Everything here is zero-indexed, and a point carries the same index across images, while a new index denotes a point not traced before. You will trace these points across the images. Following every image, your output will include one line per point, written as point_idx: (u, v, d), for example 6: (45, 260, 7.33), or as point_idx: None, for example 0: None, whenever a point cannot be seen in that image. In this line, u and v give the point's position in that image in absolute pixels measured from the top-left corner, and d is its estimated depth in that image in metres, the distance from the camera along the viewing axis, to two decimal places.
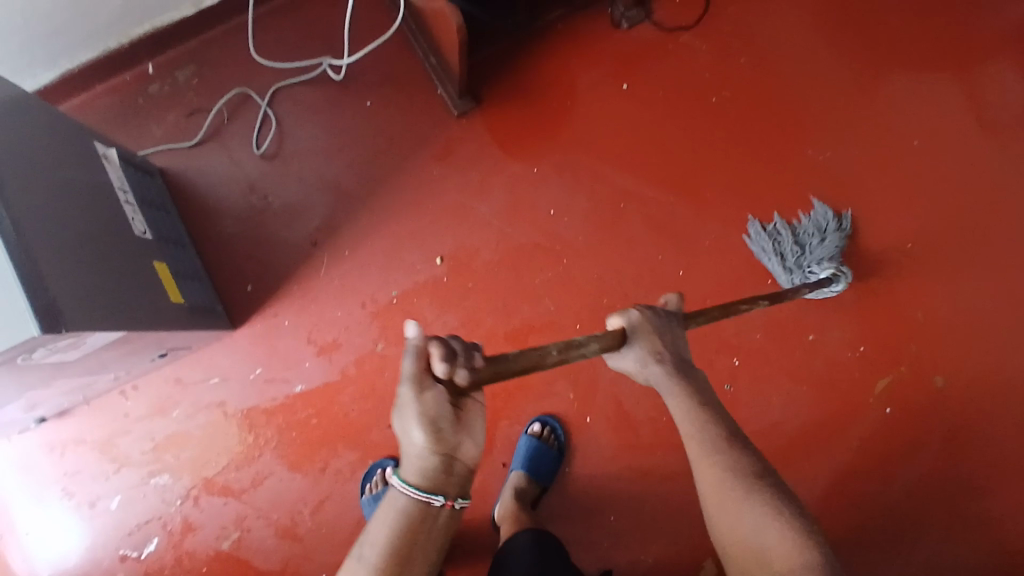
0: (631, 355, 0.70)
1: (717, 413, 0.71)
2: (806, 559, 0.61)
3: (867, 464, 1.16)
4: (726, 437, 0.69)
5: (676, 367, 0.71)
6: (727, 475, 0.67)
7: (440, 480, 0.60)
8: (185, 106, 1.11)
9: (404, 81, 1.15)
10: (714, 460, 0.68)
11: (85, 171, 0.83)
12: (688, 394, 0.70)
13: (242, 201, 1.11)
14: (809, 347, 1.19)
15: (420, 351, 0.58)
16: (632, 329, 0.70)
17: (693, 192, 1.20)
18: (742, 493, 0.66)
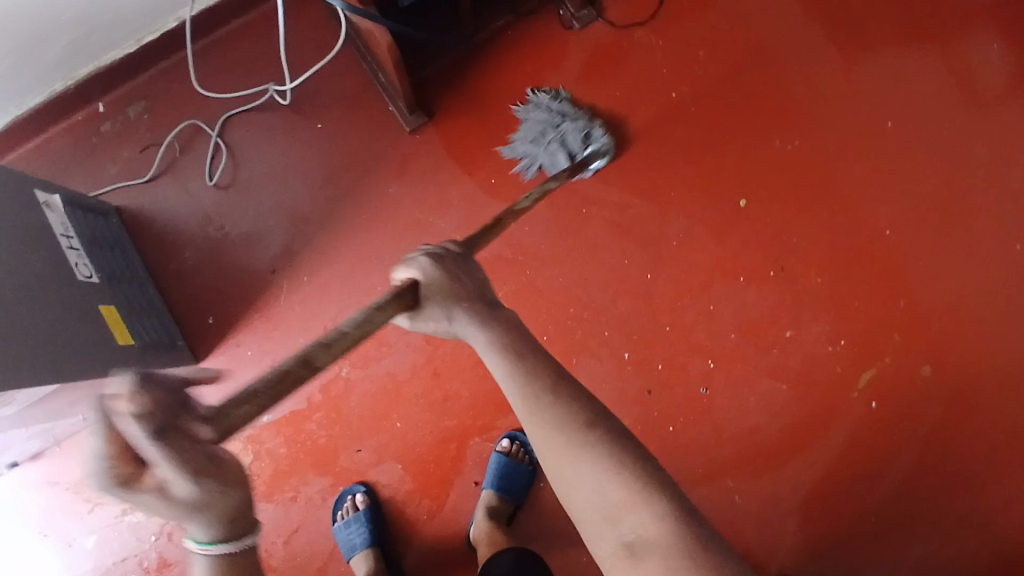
0: (425, 316, 0.60)
1: (533, 350, 0.60)
2: (649, 505, 0.52)
3: (851, 461, 1.12)
4: (549, 379, 0.58)
5: (474, 308, 0.60)
6: (552, 420, 0.55)
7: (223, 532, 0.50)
8: (137, 142, 1.11)
9: (353, 100, 1.14)
10: (529, 400, 0.57)
11: (22, 220, 0.83)
12: (500, 337, 0.60)
13: (198, 232, 1.10)
14: (787, 345, 1.15)
15: (162, 443, 0.41)
16: (418, 286, 0.60)
17: (655, 193, 1.18)
18: (567, 434, 0.55)
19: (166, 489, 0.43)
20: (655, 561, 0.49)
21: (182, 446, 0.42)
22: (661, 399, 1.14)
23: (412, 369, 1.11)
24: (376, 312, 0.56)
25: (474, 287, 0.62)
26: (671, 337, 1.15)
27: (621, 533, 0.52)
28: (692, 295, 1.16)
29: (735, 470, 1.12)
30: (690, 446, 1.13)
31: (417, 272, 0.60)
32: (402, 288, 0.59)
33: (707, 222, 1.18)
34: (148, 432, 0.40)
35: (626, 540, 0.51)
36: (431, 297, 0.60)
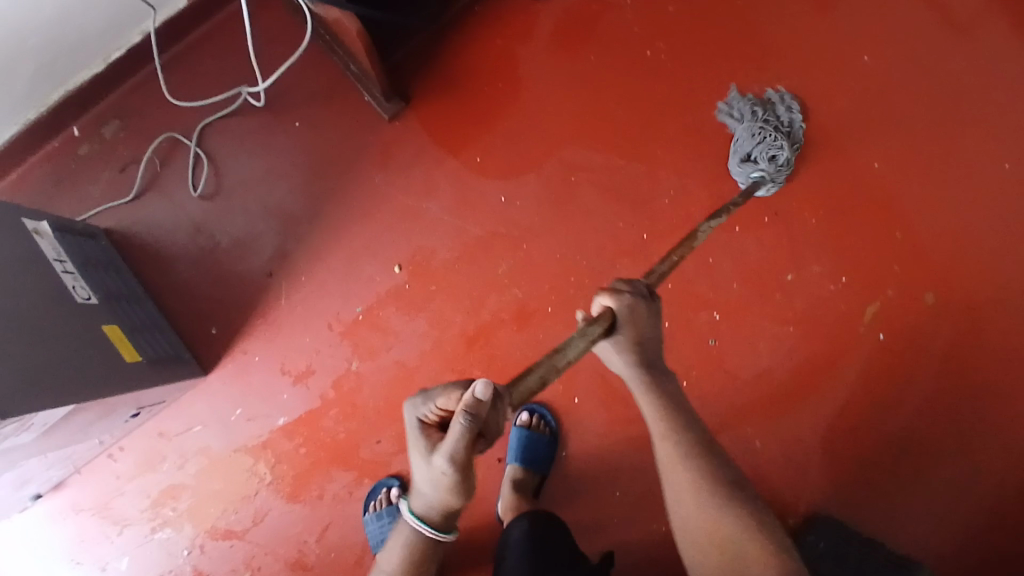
0: (610, 349, 0.74)
1: (683, 414, 0.75)
2: (761, 548, 0.66)
3: (866, 394, 1.13)
4: (695, 441, 0.74)
5: (647, 366, 0.75)
6: (695, 470, 0.72)
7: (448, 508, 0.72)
8: (117, 162, 1.10)
9: (329, 94, 1.13)
10: (675, 450, 0.73)
11: (14, 249, 0.83)
12: (661, 398, 0.75)
13: (190, 245, 1.10)
14: (790, 288, 1.15)
15: (464, 427, 0.60)
16: (616, 318, 0.70)
17: (643, 153, 1.16)
18: (701, 483, 0.71)
19: (432, 459, 0.63)
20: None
21: (463, 444, 0.61)
22: (670, 356, 1.14)
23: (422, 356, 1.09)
24: (580, 334, 0.67)
25: (660, 331, 0.74)
26: (674, 294, 1.15)
27: (744, 568, 0.65)
28: (690, 250, 1.16)
29: (752, 417, 1.13)
30: (705, 399, 1.13)
31: (615, 302, 0.70)
32: (609, 318, 0.70)
33: (699, 175, 1.16)
34: (466, 413, 0.59)
35: (735, 571, 0.66)
36: (624, 328, 0.70)
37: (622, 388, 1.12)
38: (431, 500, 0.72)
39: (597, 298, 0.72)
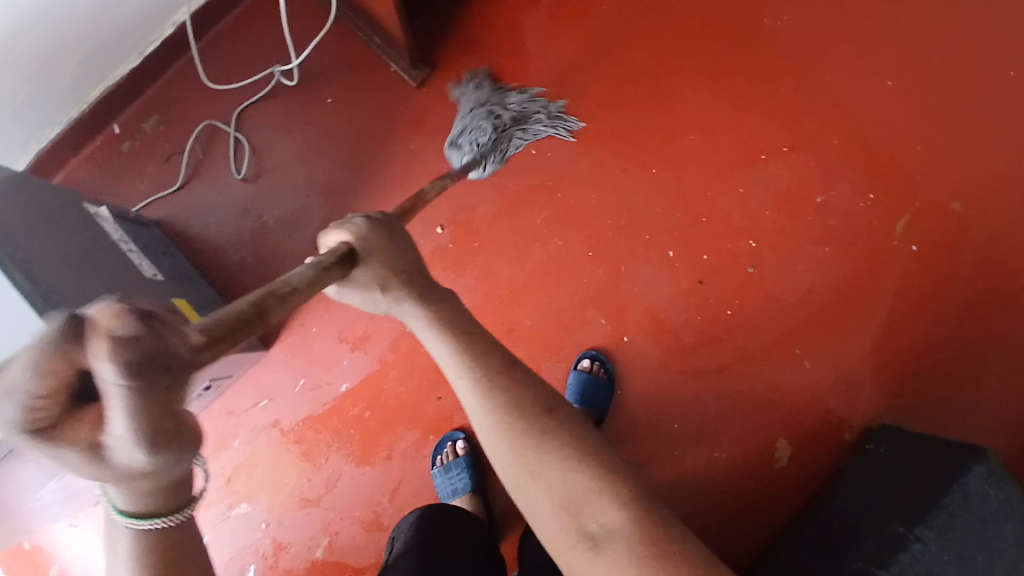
0: (354, 287, 0.55)
1: (480, 336, 0.56)
2: (610, 493, 0.51)
3: (907, 305, 1.16)
4: (497, 366, 0.55)
5: (418, 289, 0.56)
6: (502, 406, 0.54)
7: (176, 507, 0.45)
8: (160, 154, 1.13)
9: (357, 68, 1.16)
10: (478, 392, 0.54)
11: (84, 231, 0.88)
12: (442, 321, 0.56)
13: (239, 227, 1.13)
14: (821, 209, 1.18)
15: (131, 393, 0.28)
16: (357, 249, 0.54)
17: (663, 96, 1.21)
18: (518, 428, 0.53)
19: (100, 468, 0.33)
20: (619, 551, 0.49)
21: (162, 418, 0.30)
22: (713, 287, 1.17)
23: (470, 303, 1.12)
24: (301, 277, 0.49)
25: (417, 254, 0.58)
26: (710, 226, 1.18)
27: (585, 526, 0.51)
28: (720, 182, 1.19)
29: (798, 337, 1.16)
30: (751, 325, 1.16)
31: (353, 235, 0.55)
32: (343, 252, 0.54)
33: (718, 109, 1.21)
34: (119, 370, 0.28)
35: (591, 531, 0.51)
36: (371, 259, 0.55)
37: (670, 322, 1.16)
38: (130, 506, 0.41)
39: (335, 233, 0.56)
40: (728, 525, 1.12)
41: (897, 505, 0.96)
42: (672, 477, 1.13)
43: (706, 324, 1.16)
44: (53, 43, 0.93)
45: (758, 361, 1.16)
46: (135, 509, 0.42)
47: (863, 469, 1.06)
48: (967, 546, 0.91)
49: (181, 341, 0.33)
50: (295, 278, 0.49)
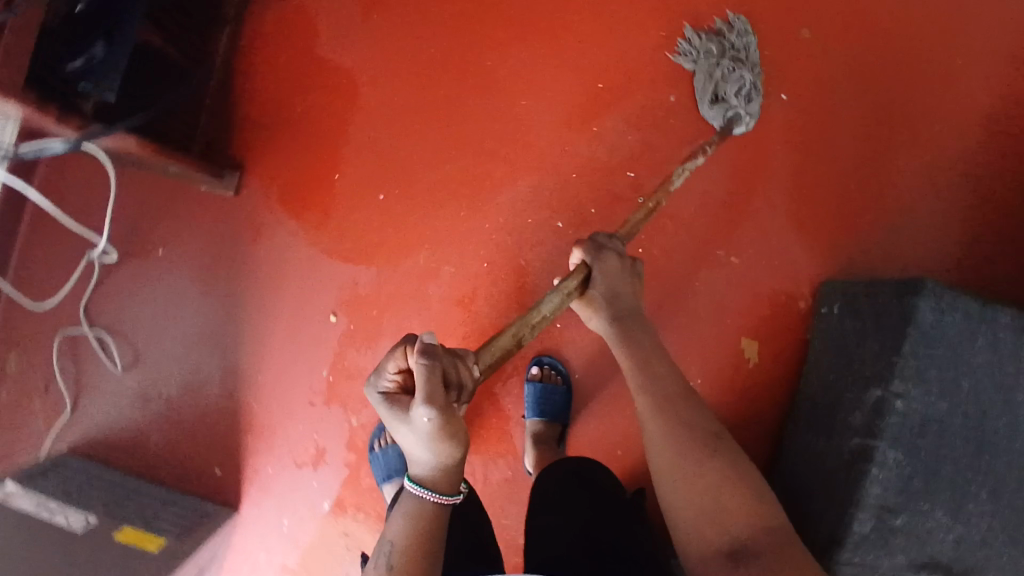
0: (585, 303, 0.83)
1: (664, 363, 0.76)
2: (754, 516, 0.63)
3: (805, 154, 1.11)
4: (676, 395, 0.73)
5: (627, 325, 0.80)
6: (669, 425, 0.70)
7: (448, 490, 0.65)
8: (36, 387, 1.07)
9: (171, 208, 1.08)
10: (656, 412, 0.72)
11: None
12: (639, 358, 0.77)
13: (149, 414, 1.08)
14: (680, 107, 1.11)
15: (426, 365, 0.62)
16: (594, 272, 0.82)
17: (474, 74, 1.12)
18: (690, 445, 0.68)
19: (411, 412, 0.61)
20: (752, 565, 0.59)
21: (434, 381, 0.62)
22: (615, 238, 1.12)
23: None
24: (557, 296, 0.79)
25: (628, 303, 0.81)
26: (583, 180, 1.12)
27: (721, 529, 0.63)
28: (575, 133, 1.11)
29: (716, 240, 1.11)
30: (668, 252, 1.12)
31: (587, 257, 0.82)
32: (580, 274, 0.82)
33: (536, 59, 1.11)
34: (422, 355, 0.63)
35: (734, 548, 0.61)
36: (597, 283, 0.81)
37: None
38: (419, 472, 0.64)
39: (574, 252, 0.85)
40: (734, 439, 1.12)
41: (866, 367, 0.94)
42: None
43: None
44: None
45: (690, 280, 1.12)
46: (421, 475, 0.64)
47: (828, 336, 1.04)
48: (947, 377, 0.89)
49: (451, 353, 0.66)
50: (553, 299, 0.79)
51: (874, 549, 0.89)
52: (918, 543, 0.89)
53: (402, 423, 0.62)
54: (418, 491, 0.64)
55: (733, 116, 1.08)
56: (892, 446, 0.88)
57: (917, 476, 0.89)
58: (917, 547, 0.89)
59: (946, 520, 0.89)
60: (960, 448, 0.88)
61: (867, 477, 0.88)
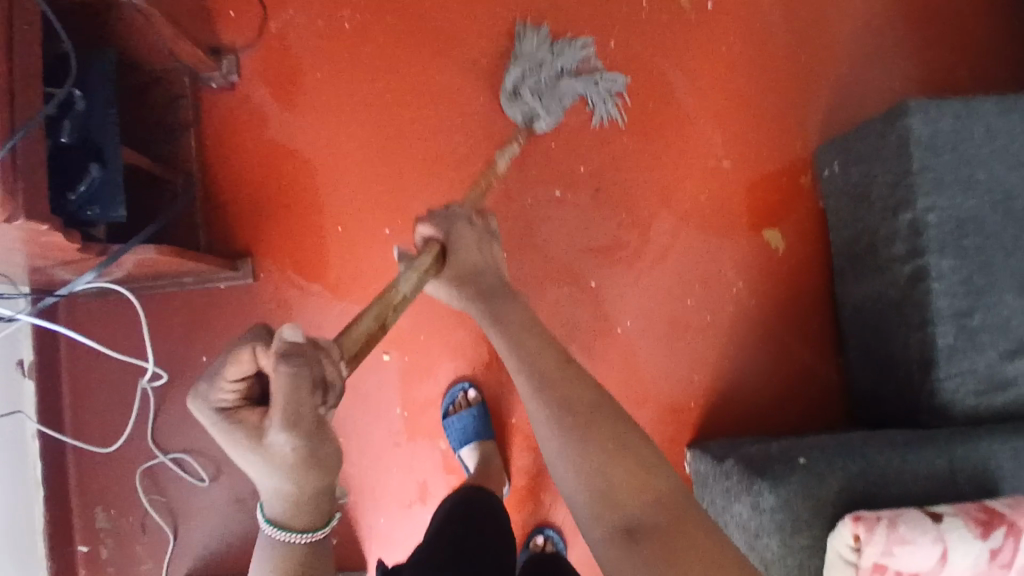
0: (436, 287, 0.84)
1: (536, 335, 0.76)
2: (659, 494, 0.62)
3: (747, 46, 1.17)
4: (557, 373, 0.71)
5: (486, 294, 0.81)
6: (556, 417, 0.68)
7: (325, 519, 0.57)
8: (135, 529, 1.08)
9: (199, 317, 1.10)
10: (543, 406, 0.69)
11: None
12: (507, 333, 0.76)
13: (250, 514, 1.09)
14: (623, 48, 1.17)
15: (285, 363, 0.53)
16: (443, 243, 0.82)
17: (428, 91, 1.16)
18: (571, 421, 0.67)
19: (260, 440, 0.53)
20: (650, 544, 0.58)
21: (300, 396, 0.53)
22: (610, 184, 1.16)
23: (456, 378, 1.12)
24: (410, 272, 0.78)
25: (481, 268, 0.83)
26: (562, 145, 1.16)
27: (618, 507, 0.62)
28: None
29: (700, 153, 1.17)
30: (662, 179, 1.17)
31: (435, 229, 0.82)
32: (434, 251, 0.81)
33: (479, 55, 1.16)
34: (279, 357, 0.54)
35: (627, 524, 0.60)
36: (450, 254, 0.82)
37: (608, 239, 1.16)
38: (275, 506, 0.56)
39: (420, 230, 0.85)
40: (790, 322, 1.16)
41: (887, 197, 0.98)
42: (723, 336, 1.15)
43: (633, 213, 1.16)
44: None
45: (693, 196, 1.17)
46: (281, 512, 0.56)
47: (839, 192, 1.09)
48: (962, 175, 0.93)
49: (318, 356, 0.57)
50: (403, 275, 0.77)
51: (967, 353, 0.91)
52: (1002, 332, 0.92)
53: (254, 454, 0.54)
54: (282, 531, 0.56)
55: (532, 112, 1.13)
56: (941, 255, 0.92)
57: (974, 274, 0.92)
58: (1005, 335, 0.92)
59: (1017, 301, 0.92)
60: (1000, 233, 0.93)
61: (930, 291, 0.92)
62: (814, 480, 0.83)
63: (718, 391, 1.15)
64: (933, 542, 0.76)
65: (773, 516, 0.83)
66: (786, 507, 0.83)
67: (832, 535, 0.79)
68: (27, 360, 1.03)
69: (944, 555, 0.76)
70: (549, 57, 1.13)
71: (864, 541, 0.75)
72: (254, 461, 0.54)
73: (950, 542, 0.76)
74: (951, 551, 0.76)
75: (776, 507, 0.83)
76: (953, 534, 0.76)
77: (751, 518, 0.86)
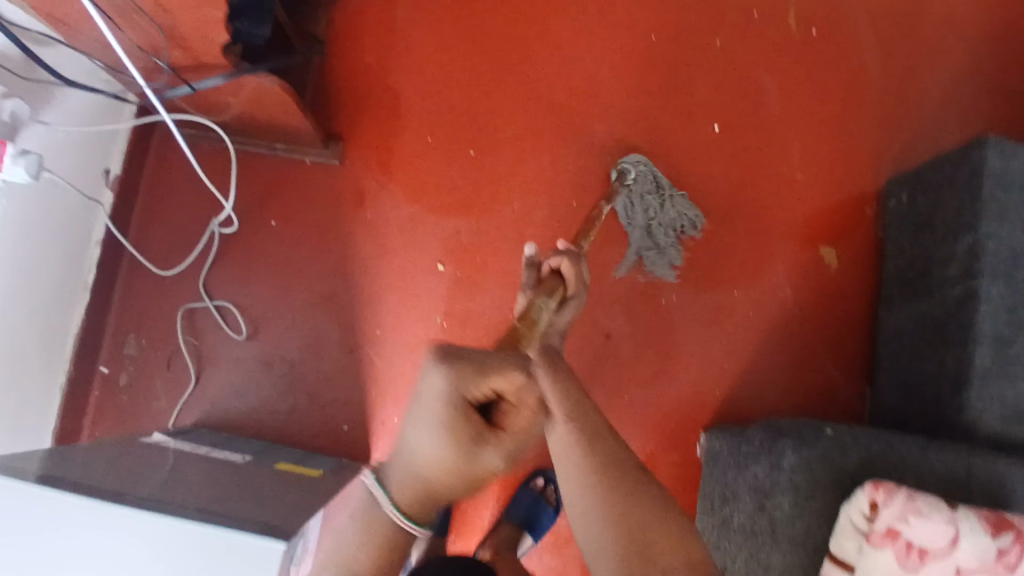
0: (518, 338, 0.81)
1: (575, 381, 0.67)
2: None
3: (838, 77, 1.24)
4: (598, 429, 0.65)
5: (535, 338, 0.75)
6: (593, 469, 0.62)
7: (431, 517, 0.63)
8: (160, 364, 1.09)
9: (278, 184, 1.15)
10: (582, 450, 0.63)
11: (147, 462, 0.86)
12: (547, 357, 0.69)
13: (273, 380, 1.11)
14: (726, 48, 1.24)
15: (544, 409, 0.63)
16: (568, 283, 0.92)
17: (540, 38, 1.22)
18: (617, 495, 0.61)
19: (482, 450, 0.59)
20: None
21: (528, 429, 0.62)
22: (688, 164, 1.21)
23: (500, 304, 1.15)
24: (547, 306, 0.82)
25: (560, 328, 0.91)
26: (651, 118, 1.22)
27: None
28: (636, 79, 1.22)
29: (775, 159, 1.22)
30: (734, 174, 1.21)
31: (573, 264, 0.92)
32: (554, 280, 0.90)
33: (594, 19, 1.24)
34: (542, 404, 0.62)
35: None
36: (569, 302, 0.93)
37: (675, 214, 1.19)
38: (416, 492, 0.60)
39: (554, 260, 0.94)
40: (828, 338, 1.18)
41: (950, 223, 1.02)
42: (761, 333, 1.17)
43: (703, 196, 1.20)
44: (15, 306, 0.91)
45: (762, 196, 1.21)
46: (413, 496, 0.61)
47: (902, 221, 1.14)
48: None
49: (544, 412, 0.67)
50: (547, 306, 0.82)
51: (1001, 380, 0.94)
52: None
53: (466, 458, 0.58)
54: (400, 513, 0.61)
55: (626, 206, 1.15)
56: (993, 281, 0.95)
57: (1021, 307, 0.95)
58: None
59: None
60: None
61: (977, 313, 0.95)
62: (835, 449, 0.85)
63: (745, 386, 1.16)
64: (945, 523, 0.77)
65: (790, 476, 0.85)
66: (806, 470, 0.85)
67: (847, 502, 0.81)
68: (113, 172, 1.08)
69: (955, 540, 0.76)
70: (670, 220, 1.16)
71: (879, 505, 0.77)
72: (440, 452, 0.58)
73: (961, 529, 0.76)
74: (962, 540, 0.76)
75: (796, 467, 0.85)
76: (966, 523, 0.77)
77: (766, 478, 0.88)
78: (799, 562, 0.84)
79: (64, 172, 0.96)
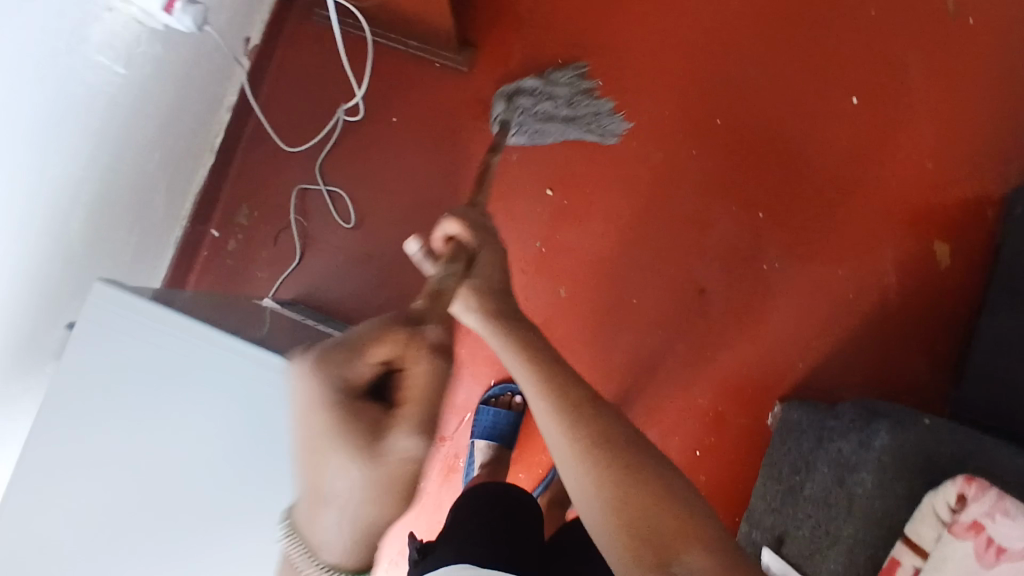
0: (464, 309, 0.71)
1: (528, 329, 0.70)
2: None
3: (996, 65, 1.15)
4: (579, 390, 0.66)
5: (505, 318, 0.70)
6: (579, 444, 0.62)
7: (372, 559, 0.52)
8: (267, 238, 1.13)
9: (405, 82, 1.15)
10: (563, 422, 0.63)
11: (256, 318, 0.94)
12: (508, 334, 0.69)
13: (370, 273, 1.13)
14: (882, 17, 1.17)
15: (433, 368, 0.52)
16: (467, 246, 0.71)
17: None
18: (604, 463, 0.60)
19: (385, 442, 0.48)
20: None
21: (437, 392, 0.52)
22: (816, 133, 1.16)
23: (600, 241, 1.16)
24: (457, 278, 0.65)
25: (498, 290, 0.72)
26: (789, 78, 1.17)
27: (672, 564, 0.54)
28: (781, 36, 1.18)
29: (909, 142, 1.16)
30: (861, 151, 1.16)
31: (461, 231, 0.72)
32: (457, 251, 0.70)
33: None
34: (432, 358, 0.52)
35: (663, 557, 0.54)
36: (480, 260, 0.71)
37: (792, 182, 1.16)
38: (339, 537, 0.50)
39: (441, 229, 0.74)
40: (924, 335, 1.13)
41: None
42: (854, 317, 1.13)
43: (824, 169, 1.16)
44: (154, 148, 0.94)
45: (885, 178, 1.15)
46: (340, 543, 0.50)
47: None
48: None
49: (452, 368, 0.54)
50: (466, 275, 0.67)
51: None
52: None
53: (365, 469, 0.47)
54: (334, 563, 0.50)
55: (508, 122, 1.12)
56: None
57: None
58: None
59: None
60: None
61: None
62: (931, 440, 0.85)
63: (828, 366, 1.13)
64: None
65: (879, 455, 0.85)
66: (896, 452, 0.85)
67: (932, 491, 0.82)
68: (252, 41, 1.09)
69: None
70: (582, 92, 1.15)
71: (969, 499, 0.78)
72: (356, 484, 0.48)
73: None
74: None
75: (887, 447, 0.85)
76: None
77: (852, 454, 0.89)
78: (872, 539, 0.85)
79: (218, 31, 0.98)
